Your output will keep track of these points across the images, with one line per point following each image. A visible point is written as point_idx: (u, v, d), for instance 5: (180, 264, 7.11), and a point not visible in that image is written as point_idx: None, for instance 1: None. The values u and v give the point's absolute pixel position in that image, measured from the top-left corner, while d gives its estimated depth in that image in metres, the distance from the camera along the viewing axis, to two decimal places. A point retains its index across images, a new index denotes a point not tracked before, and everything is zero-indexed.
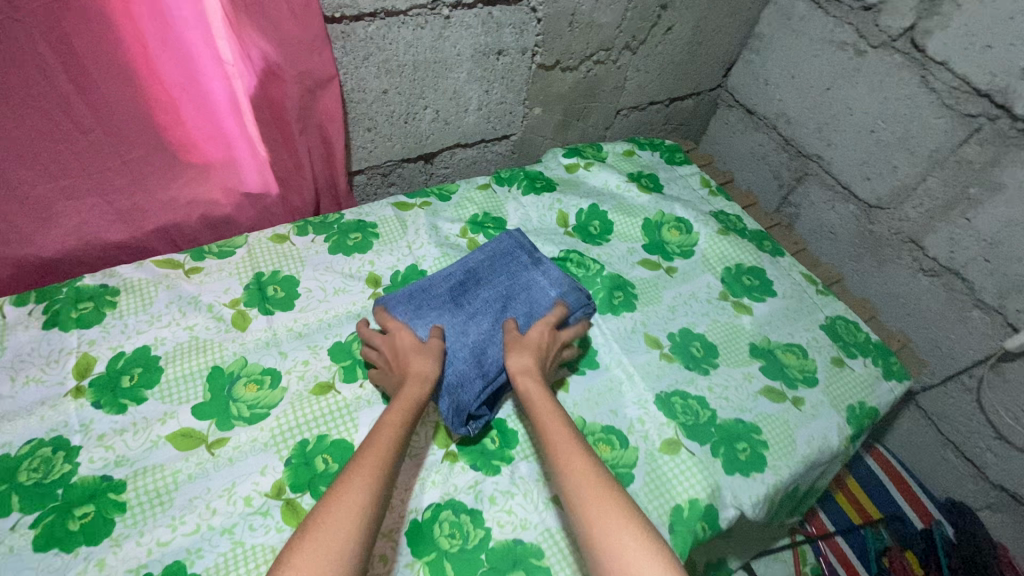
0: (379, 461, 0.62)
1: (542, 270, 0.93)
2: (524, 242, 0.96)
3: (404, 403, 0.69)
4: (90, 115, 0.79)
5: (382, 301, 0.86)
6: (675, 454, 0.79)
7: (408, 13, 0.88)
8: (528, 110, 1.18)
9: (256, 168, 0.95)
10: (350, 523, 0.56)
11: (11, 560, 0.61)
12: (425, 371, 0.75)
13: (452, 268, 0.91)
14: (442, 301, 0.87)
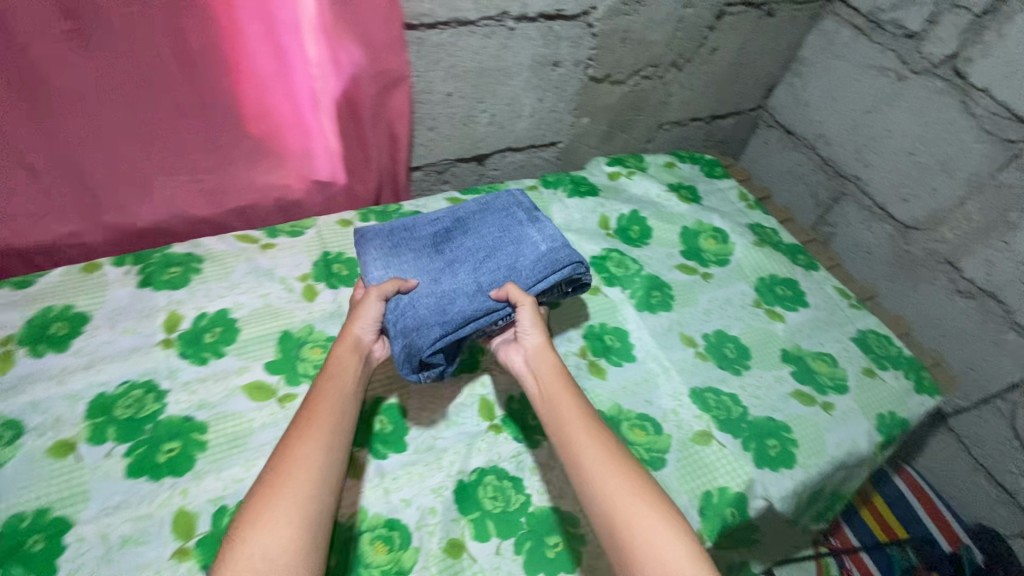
0: (324, 424, 0.64)
1: (535, 224, 0.89)
2: (523, 200, 0.94)
3: (339, 365, 0.71)
4: (192, 100, 0.88)
5: (365, 237, 0.88)
6: (708, 444, 0.83)
7: (477, 23, 0.96)
8: (576, 119, 1.25)
9: (328, 159, 1.04)
10: (305, 481, 0.59)
11: (108, 482, 0.69)
12: (358, 325, 0.76)
13: (441, 216, 0.92)
14: (422, 246, 0.87)
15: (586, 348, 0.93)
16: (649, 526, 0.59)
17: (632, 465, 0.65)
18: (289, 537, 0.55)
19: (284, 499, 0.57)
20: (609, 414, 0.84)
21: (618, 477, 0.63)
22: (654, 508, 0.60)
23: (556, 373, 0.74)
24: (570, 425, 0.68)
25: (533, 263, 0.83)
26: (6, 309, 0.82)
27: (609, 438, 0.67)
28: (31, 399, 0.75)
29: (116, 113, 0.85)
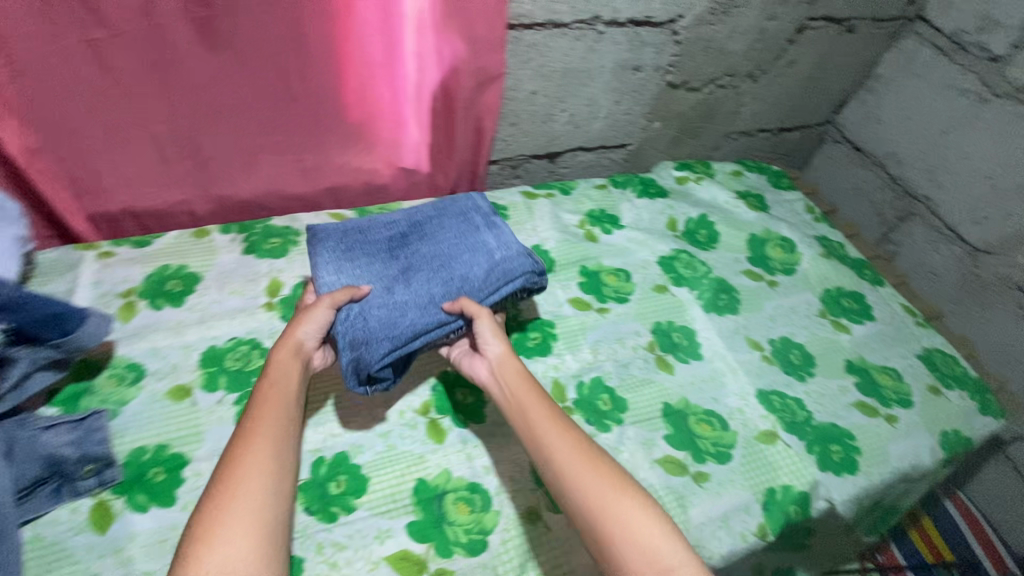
0: (274, 425, 0.66)
1: (490, 231, 0.90)
2: (482, 207, 0.95)
3: (285, 365, 0.72)
4: (301, 86, 0.95)
5: (320, 237, 0.89)
6: (774, 444, 0.85)
7: (570, 26, 1.01)
8: (649, 123, 1.28)
9: (416, 148, 1.10)
10: (262, 478, 0.61)
11: (220, 426, 0.76)
12: (304, 325, 0.76)
13: (397, 219, 0.93)
14: (378, 250, 0.88)
15: (655, 343, 0.96)
16: (627, 514, 0.62)
17: (604, 460, 0.68)
18: (255, 531, 0.57)
19: (245, 497, 0.59)
20: (677, 407, 0.88)
21: (591, 475, 0.65)
22: (630, 496, 0.64)
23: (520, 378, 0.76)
24: (540, 429, 0.70)
25: (485, 275, 0.84)
26: (128, 265, 0.90)
27: (579, 437, 0.70)
28: (151, 346, 0.82)
29: (236, 94, 0.93)
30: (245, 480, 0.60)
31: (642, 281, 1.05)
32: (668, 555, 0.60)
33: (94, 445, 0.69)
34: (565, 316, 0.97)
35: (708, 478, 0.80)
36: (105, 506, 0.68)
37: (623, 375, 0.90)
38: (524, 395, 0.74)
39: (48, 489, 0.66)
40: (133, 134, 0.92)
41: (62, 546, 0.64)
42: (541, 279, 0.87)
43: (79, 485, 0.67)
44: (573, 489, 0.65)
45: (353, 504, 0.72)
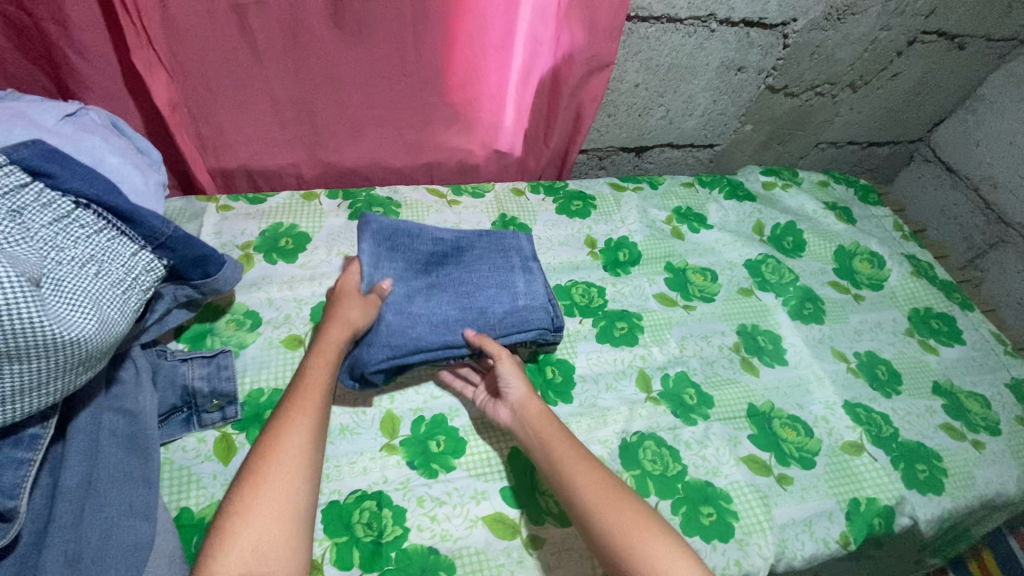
0: (311, 413, 0.68)
1: (524, 275, 0.89)
2: (525, 249, 0.93)
3: (325, 355, 0.74)
4: (415, 62, 0.97)
5: (366, 226, 0.88)
6: (859, 456, 0.86)
7: (684, 21, 1.01)
8: (740, 125, 1.28)
9: (513, 131, 1.12)
10: (296, 466, 0.63)
11: None
12: (351, 321, 0.78)
13: (444, 237, 0.92)
14: (415, 258, 0.89)
15: (741, 344, 0.96)
16: (657, 552, 0.63)
17: (630, 498, 0.69)
18: (284, 517, 0.59)
19: (277, 482, 0.61)
20: (761, 409, 0.88)
21: (617, 514, 0.66)
22: (656, 534, 0.65)
23: (543, 414, 0.76)
24: (560, 466, 0.71)
25: (506, 313, 0.83)
26: (245, 219, 0.96)
27: (602, 476, 0.70)
28: (267, 296, 0.87)
29: (355, 65, 0.96)
30: (281, 465, 0.62)
31: (728, 282, 1.05)
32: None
33: (223, 382, 0.73)
34: (652, 308, 0.98)
35: (792, 481, 0.81)
36: (228, 439, 0.72)
37: (708, 372, 0.91)
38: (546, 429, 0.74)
39: (180, 416, 0.71)
40: (257, 96, 0.96)
41: (189, 471, 0.69)
42: (556, 336, 0.85)
43: (205, 417, 0.72)
44: (598, 529, 0.66)
45: (451, 464, 0.76)
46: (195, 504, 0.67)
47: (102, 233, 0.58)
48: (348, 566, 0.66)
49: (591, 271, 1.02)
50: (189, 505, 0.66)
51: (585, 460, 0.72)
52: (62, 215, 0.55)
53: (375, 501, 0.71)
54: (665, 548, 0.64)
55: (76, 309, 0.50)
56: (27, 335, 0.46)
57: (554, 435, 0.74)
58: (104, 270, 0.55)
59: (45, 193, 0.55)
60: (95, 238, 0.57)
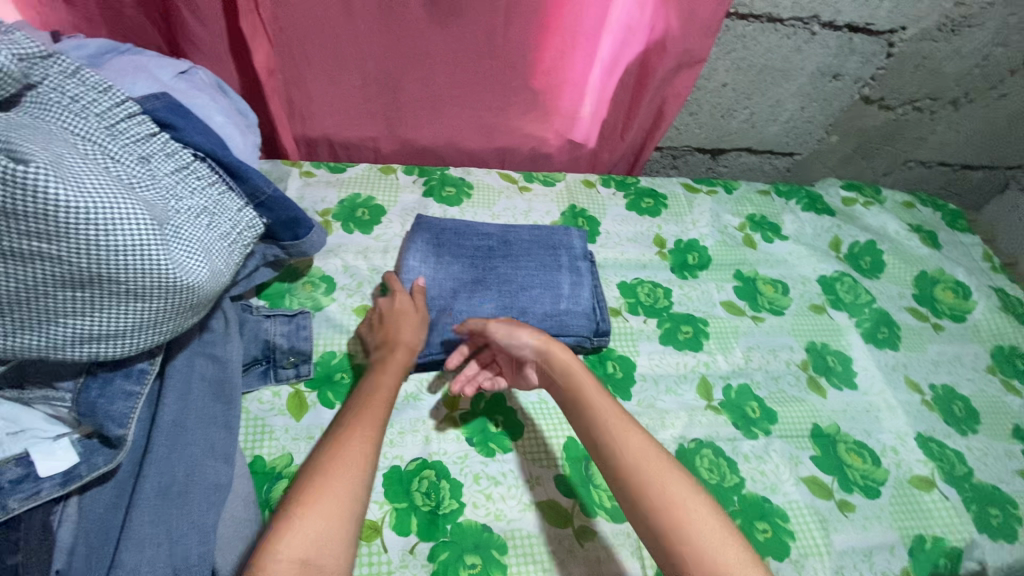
0: (374, 430, 0.64)
1: (570, 277, 0.88)
2: (575, 248, 0.92)
3: (388, 377, 0.72)
4: (503, 46, 0.96)
5: (418, 224, 0.92)
6: (929, 491, 0.83)
7: (784, 22, 0.98)
8: (826, 135, 1.22)
9: (590, 122, 1.10)
10: (355, 482, 0.58)
11: None
12: (410, 347, 0.77)
13: (492, 231, 0.93)
14: (463, 252, 0.90)
15: (808, 362, 0.93)
16: (707, 530, 0.56)
17: (676, 467, 0.61)
18: (340, 533, 0.54)
19: (335, 489, 0.56)
20: (826, 431, 0.86)
21: (660, 482, 0.59)
22: (704, 506, 0.58)
23: (575, 373, 0.71)
24: (598, 429, 0.65)
25: (545, 316, 0.84)
26: (325, 187, 0.99)
27: (642, 438, 0.64)
28: (342, 264, 0.89)
29: (445, 44, 0.96)
30: (342, 480, 0.57)
31: (799, 297, 1.02)
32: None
33: (301, 341, 0.77)
34: (718, 315, 0.96)
35: (854, 509, 0.79)
36: (299, 396, 0.75)
37: (772, 388, 0.89)
38: (583, 390, 0.69)
39: (258, 369, 0.75)
40: (348, 68, 0.98)
41: (263, 422, 0.72)
42: (596, 343, 0.85)
43: (281, 372, 0.75)
44: (639, 497, 0.59)
45: (509, 446, 0.77)
46: (267, 454, 0.70)
47: (215, 186, 0.61)
48: (405, 531, 0.68)
49: (658, 271, 1.00)
50: (261, 454, 0.70)
51: (625, 421, 0.65)
52: (183, 165, 0.59)
53: (433, 472, 0.73)
54: (716, 525, 0.57)
55: (193, 256, 0.53)
56: (151, 275, 0.48)
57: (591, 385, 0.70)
58: (215, 222, 0.58)
59: (170, 144, 0.58)
60: (209, 191, 0.60)
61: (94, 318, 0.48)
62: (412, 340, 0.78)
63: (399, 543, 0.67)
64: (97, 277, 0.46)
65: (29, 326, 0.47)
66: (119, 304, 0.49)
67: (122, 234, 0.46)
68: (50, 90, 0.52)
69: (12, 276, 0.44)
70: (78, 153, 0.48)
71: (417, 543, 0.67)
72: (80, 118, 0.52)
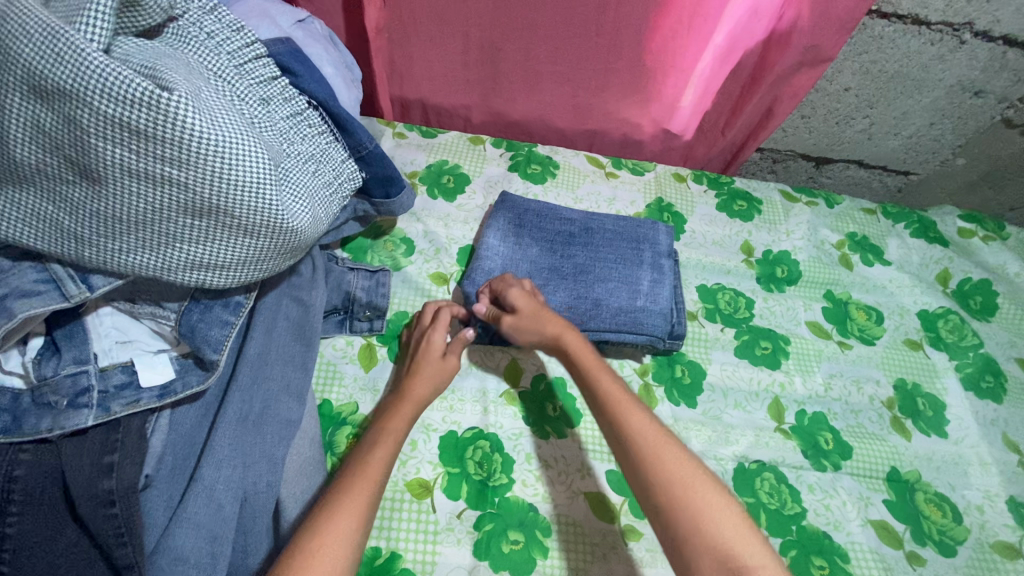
0: (360, 509, 0.57)
1: (650, 273, 0.85)
2: (660, 244, 0.88)
3: (388, 437, 0.65)
4: (613, 23, 0.93)
5: (502, 201, 0.91)
6: (1012, 561, 0.76)
7: (931, 26, 0.89)
8: (951, 157, 1.11)
9: (691, 113, 1.05)
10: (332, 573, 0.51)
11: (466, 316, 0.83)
12: (421, 400, 0.70)
13: (574, 216, 0.90)
14: (543, 235, 0.89)
15: (895, 401, 0.87)
16: (708, 502, 0.57)
17: (674, 442, 0.63)
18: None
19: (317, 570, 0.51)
20: (904, 476, 0.80)
21: (657, 455, 0.61)
22: (703, 479, 0.59)
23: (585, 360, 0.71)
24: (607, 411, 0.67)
25: (619, 310, 0.81)
26: (415, 150, 1.00)
27: (648, 421, 0.64)
28: (423, 228, 0.90)
29: (554, 17, 0.93)
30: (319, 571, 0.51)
31: (894, 328, 0.94)
32: (757, 558, 0.53)
33: (379, 297, 0.79)
34: (802, 335, 0.91)
35: (924, 563, 0.73)
36: (371, 349, 0.77)
37: (850, 421, 0.84)
38: (584, 362, 0.71)
39: (336, 318, 0.77)
40: (452, 33, 0.98)
41: (335, 368, 0.75)
42: (669, 345, 0.81)
43: (356, 325, 0.78)
44: (638, 462, 0.61)
45: (564, 432, 0.76)
46: (335, 399, 0.73)
47: (323, 136, 0.63)
48: (455, 496, 0.69)
49: (741, 279, 0.95)
50: (330, 397, 0.73)
51: (628, 397, 0.67)
52: (298, 112, 0.60)
53: (488, 443, 0.73)
54: (715, 497, 0.57)
55: (300, 201, 0.55)
56: (260, 214, 0.50)
57: (600, 371, 0.70)
58: (319, 170, 0.60)
59: (290, 90, 0.60)
60: (317, 139, 0.62)
61: (206, 247, 0.51)
62: (426, 394, 0.71)
63: (447, 506, 0.68)
64: (214, 209, 0.49)
65: (148, 247, 0.49)
66: (228, 236, 0.51)
67: (243, 171, 0.48)
68: (190, 24, 0.54)
69: (142, 197, 0.47)
70: (212, 87, 0.50)
71: (465, 510, 0.68)
72: (213, 55, 0.54)
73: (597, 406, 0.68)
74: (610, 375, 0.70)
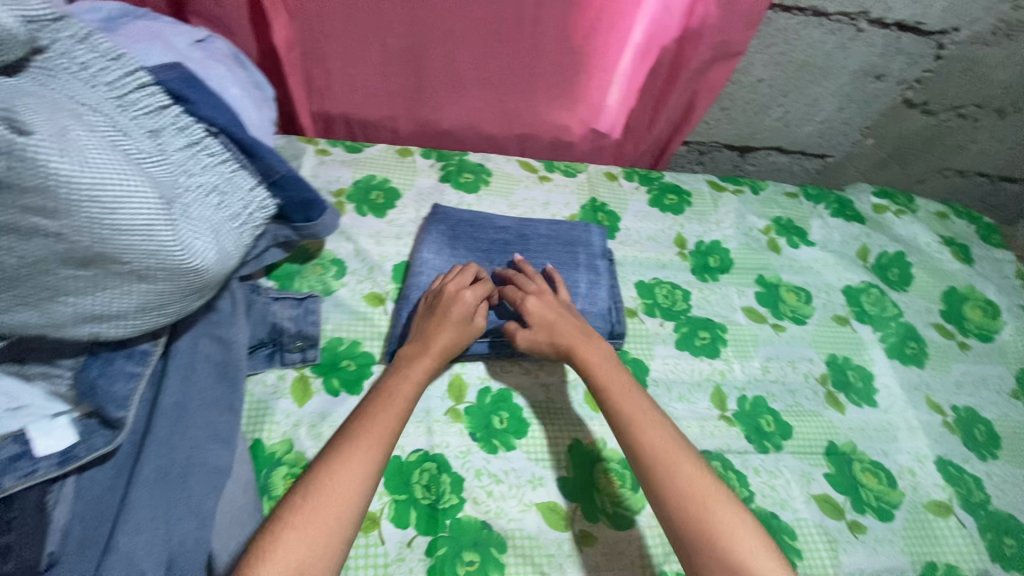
0: (377, 447, 0.61)
1: (586, 276, 0.87)
2: (594, 246, 0.89)
3: (407, 387, 0.67)
4: (532, 26, 0.92)
5: (435, 214, 0.90)
6: (945, 518, 0.81)
7: (830, 16, 0.93)
8: (861, 139, 1.18)
9: (617, 112, 1.06)
10: (336, 516, 0.55)
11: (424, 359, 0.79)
12: (441, 353, 0.72)
13: (508, 223, 0.90)
14: (477, 245, 0.87)
15: (828, 376, 0.91)
16: (724, 522, 0.58)
17: (692, 458, 0.63)
18: (317, 565, 0.52)
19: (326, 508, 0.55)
20: (842, 449, 0.83)
21: (674, 472, 0.61)
22: (718, 495, 0.60)
23: (598, 376, 0.71)
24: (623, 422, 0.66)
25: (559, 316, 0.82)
26: (340, 166, 0.96)
27: (666, 435, 0.64)
28: (354, 248, 0.87)
29: (471, 23, 0.92)
30: (325, 507, 0.55)
31: (823, 306, 0.99)
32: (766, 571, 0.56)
33: (309, 325, 0.75)
34: (738, 322, 0.93)
35: (866, 531, 0.77)
36: (304, 381, 0.74)
37: (789, 402, 0.87)
38: (598, 375, 0.71)
39: (264, 352, 0.73)
40: (369, 44, 0.95)
41: (266, 406, 0.71)
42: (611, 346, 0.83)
43: (287, 357, 0.74)
44: (654, 476, 0.62)
45: (512, 444, 0.75)
46: (269, 438, 0.69)
47: (227, 164, 0.58)
48: (404, 524, 0.67)
49: (677, 271, 0.97)
50: (262, 437, 0.69)
51: (645, 408, 0.67)
52: (195, 140, 0.56)
53: (435, 464, 0.71)
54: (730, 512, 0.59)
55: (202, 238, 0.51)
56: (153, 258, 0.47)
57: (614, 385, 0.70)
58: (224, 201, 0.56)
59: (183, 117, 0.55)
60: (220, 169, 0.57)
61: (94, 297, 0.47)
62: (448, 347, 0.73)
63: (397, 536, 0.66)
64: (99, 257, 0.45)
65: (27, 303, 0.45)
66: (120, 284, 0.47)
67: (127, 215, 0.44)
68: (59, 55, 0.49)
69: (10, 252, 0.42)
70: (85, 124, 0.45)
71: (416, 537, 0.66)
72: (88, 87, 0.49)
73: (613, 417, 0.67)
74: (626, 385, 0.70)
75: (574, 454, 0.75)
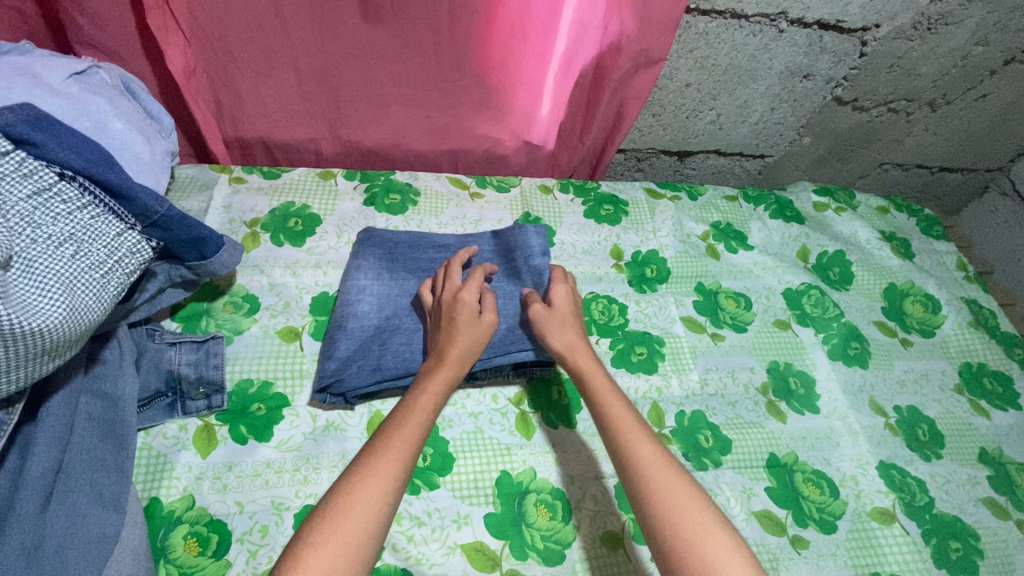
0: (397, 461, 0.60)
1: (528, 284, 0.84)
2: (531, 247, 0.87)
3: (428, 398, 0.67)
4: (449, 40, 0.89)
5: (368, 237, 0.86)
6: (888, 526, 0.79)
7: (749, 18, 0.91)
8: (798, 137, 1.17)
9: (548, 122, 1.03)
10: (358, 532, 0.54)
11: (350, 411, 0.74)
12: (462, 356, 0.71)
13: (448, 240, 0.89)
14: (418, 266, 0.85)
15: (769, 385, 0.89)
16: (716, 551, 0.56)
17: (684, 480, 0.61)
18: None
19: (349, 523, 0.54)
20: (783, 460, 0.81)
21: (665, 494, 0.60)
22: (710, 520, 0.58)
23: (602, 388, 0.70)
24: (615, 438, 0.66)
25: (508, 332, 0.78)
26: (256, 194, 0.92)
27: (658, 453, 0.64)
28: (268, 281, 0.83)
29: (385, 41, 0.89)
30: (347, 521, 0.54)
31: (763, 312, 0.97)
32: None
33: (211, 369, 0.71)
34: (676, 333, 0.91)
35: (807, 545, 0.75)
36: (208, 431, 0.69)
37: (728, 414, 0.84)
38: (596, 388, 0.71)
39: (165, 402, 0.69)
40: (281, 65, 0.90)
41: (165, 460, 0.66)
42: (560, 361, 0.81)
43: (189, 405, 0.69)
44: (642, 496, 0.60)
45: (435, 482, 0.71)
46: (166, 496, 0.64)
47: (86, 210, 0.54)
48: None
49: (614, 284, 0.95)
50: (158, 496, 0.64)
51: (637, 425, 0.67)
52: (42, 188, 0.51)
53: None
54: (717, 535, 0.57)
55: (44, 295, 0.47)
56: None
57: (613, 399, 0.69)
58: (82, 250, 0.52)
59: (28, 163, 0.51)
60: (78, 215, 0.53)
61: None
62: (471, 344, 0.73)
63: None
64: None
65: None
66: None
67: None
68: None
69: None
70: None
71: None
72: None
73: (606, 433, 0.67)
74: (622, 402, 0.69)
75: (501, 488, 0.72)
